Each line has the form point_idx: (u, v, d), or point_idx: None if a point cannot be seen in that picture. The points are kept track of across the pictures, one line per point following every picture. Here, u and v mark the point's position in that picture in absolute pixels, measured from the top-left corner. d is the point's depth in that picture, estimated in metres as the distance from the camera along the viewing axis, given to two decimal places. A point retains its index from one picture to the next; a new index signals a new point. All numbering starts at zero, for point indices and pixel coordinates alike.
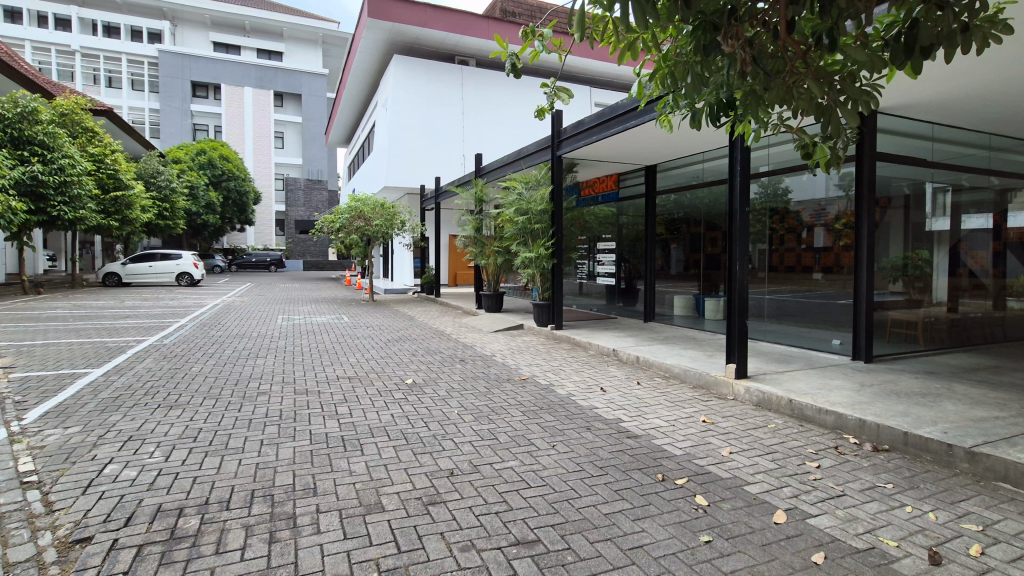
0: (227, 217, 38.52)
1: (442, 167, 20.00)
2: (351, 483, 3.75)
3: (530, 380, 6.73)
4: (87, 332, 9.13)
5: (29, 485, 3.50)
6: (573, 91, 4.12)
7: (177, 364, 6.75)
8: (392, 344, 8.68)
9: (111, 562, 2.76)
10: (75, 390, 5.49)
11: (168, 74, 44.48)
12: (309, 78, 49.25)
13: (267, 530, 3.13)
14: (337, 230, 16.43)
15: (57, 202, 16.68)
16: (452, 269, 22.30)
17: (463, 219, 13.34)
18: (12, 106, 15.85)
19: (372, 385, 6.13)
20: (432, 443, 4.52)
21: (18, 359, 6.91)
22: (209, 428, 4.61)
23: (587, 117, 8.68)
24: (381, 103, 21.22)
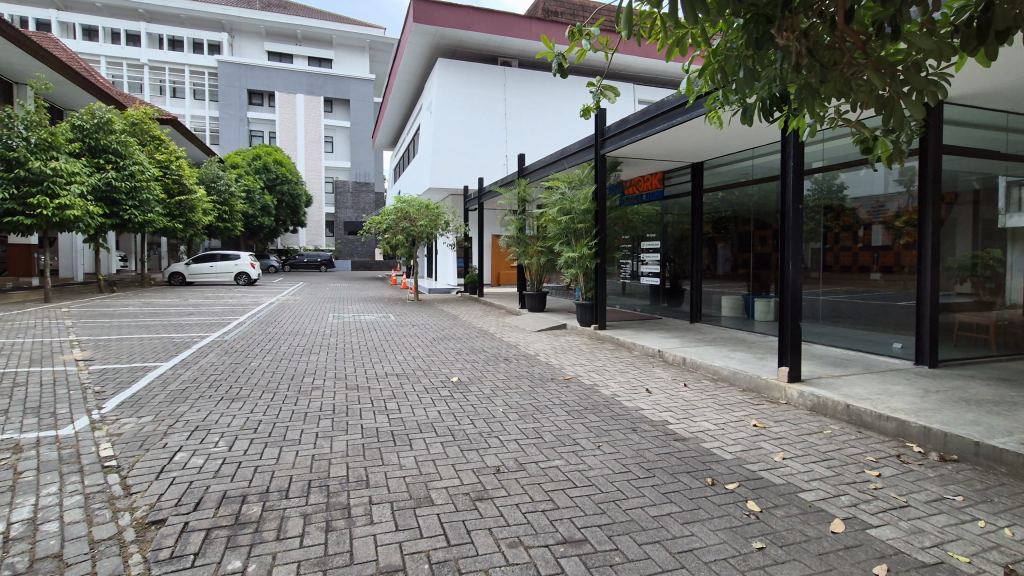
0: (281, 219, 40.13)
1: (485, 168, 20.17)
2: (401, 477, 3.85)
3: (574, 380, 6.72)
4: (156, 328, 9.74)
5: (109, 469, 3.78)
6: (620, 89, 4.08)
7: (238, 359, 7.11)
8: (437, 342, 8.83)
9: (183, 543, 2.95)
10: (147, 382, 5.88)
11: (227, 83, 46.79)
12: (357, 83, 50.83)
13: (323, 519, 3.26)
14: (384, 231, 16.85)
15: (128, 206, 17.84)
16: (494, 269, 22.46)
17: (507, 219, 13.38)
18: (90, 117, 17.08)
19: (419, 382, 6.27)
20: (478, 440, 4.60)
21: (97, 352, 7.44)
22: (268, 420, 4.83)
23: (632, 116, 8.58)
24: (425, 106, 21.64)
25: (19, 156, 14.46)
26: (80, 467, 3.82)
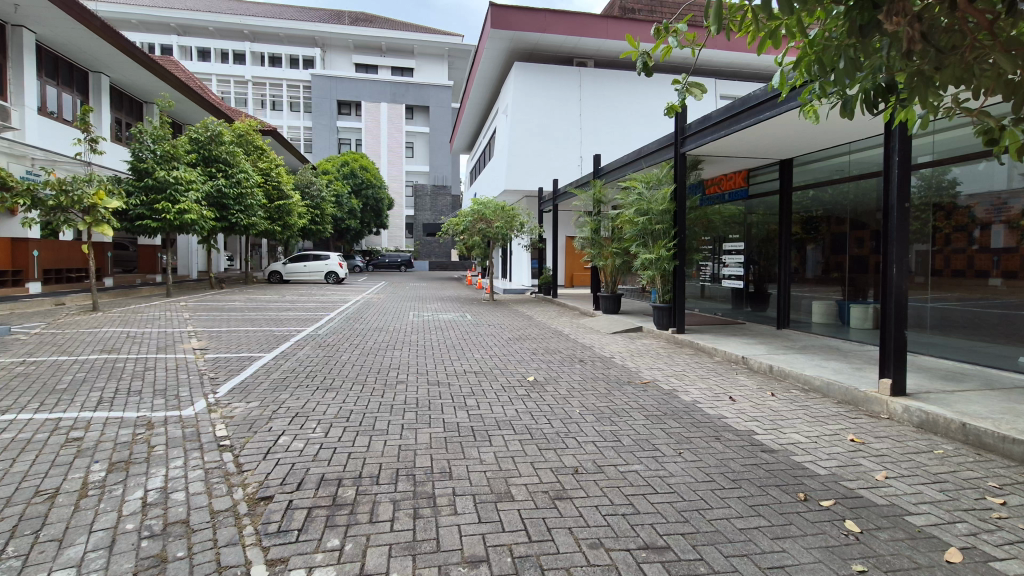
0: (366, 222, 42.26)
1: (559, 169, 20.15)
2: (482, 471, 3.97)
3: (652, 385, 6.57)
4: (262, 322, 10.66)
5: (224, 448, 4.19)
6: (707, 86, 3.95)
7: (329, 352, 7.61)
8: (513, 342, 8.95)
9: (288, 519, 3.22)
10: (252, 370, 6.45)
11: (320, 95, 50.03)
12: (437, 90, 52.69)
13: (411, 507, 3.43)
14: (461, 232, 17.33)
15: (235, 211, 19.57)
16: (568, 270, 22.41)
17: (581, 221, 13.29)
18: (204, 130, 18.88)
19: (496, 380, 6.41)
20: (556, 440, 4.62)
21: (210, 342, 8.24)
22: (358, 410, 5.15)
23: (715, 112, 8.27)
24: (501, 110, 22.00)
25: (148, 166, 16.40)
26: (200, 445, 4.26)
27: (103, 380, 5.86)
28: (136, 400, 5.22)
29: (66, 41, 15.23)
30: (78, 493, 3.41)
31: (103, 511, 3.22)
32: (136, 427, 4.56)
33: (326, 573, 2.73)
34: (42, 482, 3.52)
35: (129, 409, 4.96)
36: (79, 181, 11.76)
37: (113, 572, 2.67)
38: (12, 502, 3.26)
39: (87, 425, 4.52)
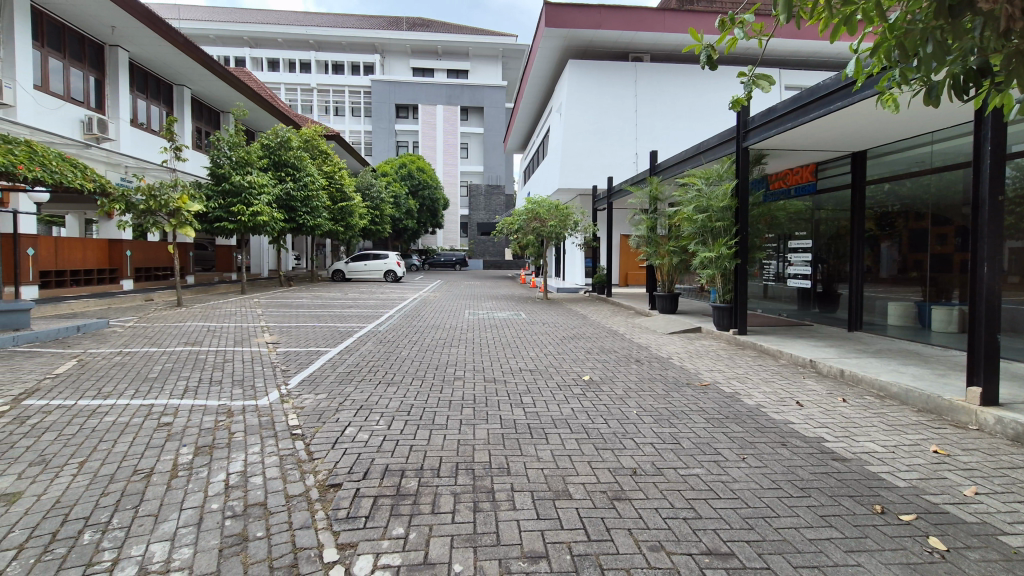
0: (422, 222, 43.31)
1: (613, 167, 19.89)
2: (539, 468, 4.00)
3: (712, 387, 6.37)
4: (327, 319, 11.17)
5: (296, 436, 4.44)
6: (775, 78, 3.79)
7: (390, 348, 7.88)
8: (567, 341, 8.93)
9: (356, 506, 3.38)
10: (321, 364, 6.81)
11: (380, 100, 51.68)
12: (491, 91, 53.30)
13: (471, 500, 3.50)
14: (515, 231, 17.40)
15: (302, 212, 20.57)
16: (623, 269, 22.06)
17: (637, 219, 13.05)
18: (274, 137, 20.04)
19: (552, 379, 6.42)
20: (613, 440, 4.58)
21: (281, 337, 8.73)
22: (418, 405, 5.31)
23: (779, 103, 7.91)
24: (555, 109, 21.96)
25: (226, 171, 17.57)
26: (275, 433, 4.53)
27: (188, 370, 6.35)
28: (217, 389, 5.62)
29: (154, 57, 16.49)
30: (169, 474, 3.71)
31: (192, 491, 3.49)
32: (218, 414, 4.91)
33: (393, 559, 2.84)
34: (139, 461, 3.86)
35: (210, 398, 5.33)
36: (166, 186, 12.73)
37: (202, 547, 2.90)
38: (115, 479, 3.59)
39: (176, 411, 4.90)
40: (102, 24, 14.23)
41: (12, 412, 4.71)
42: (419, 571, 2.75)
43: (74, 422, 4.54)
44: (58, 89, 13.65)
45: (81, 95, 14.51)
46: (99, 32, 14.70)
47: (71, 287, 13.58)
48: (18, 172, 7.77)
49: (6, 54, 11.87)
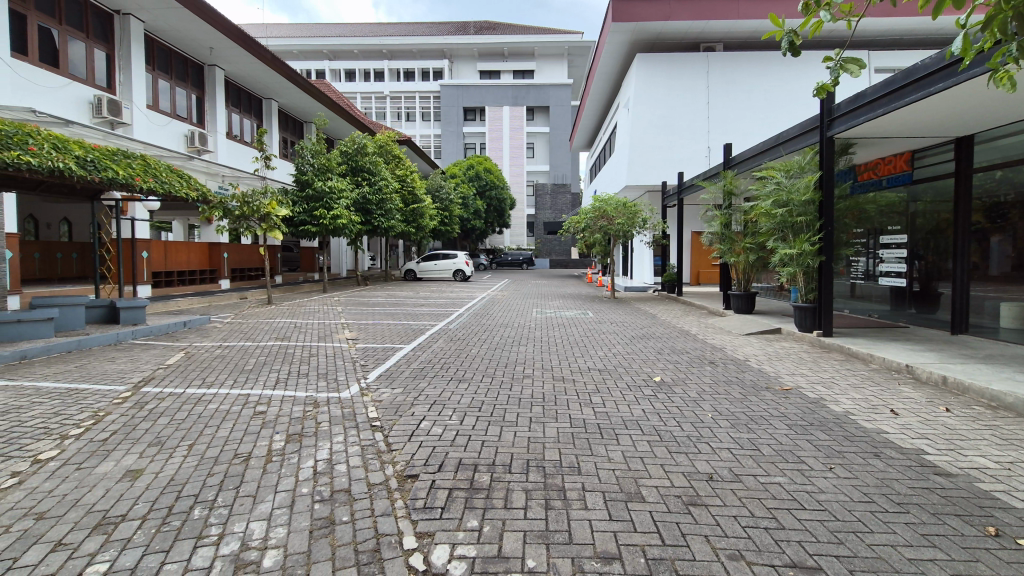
0: (490, 222, 44.01)
1: (683, 162, 19.24)
2: (611, 469, 3.96)
3: (794, 392, 6.01)
4: (402, 317, 11.64)
5: (376, 428, 4.67)
6: (866, 61, 3.54)
7: (459, 346, 8.07)
8: (636, 341, 8.76)
9: (432, 496, 3.51)
10: (396, 360, 7.10)
11: (448, 104, 53.03)
12: (557, 89, 53.19)
13: (543, 497, 3.54)
14: (582, 230, 17.22)
15: (377, 214, 21.49)
16: (694, 266, 21.30)
17: (710, 215, 12.56)
18: (351, 144, 21.04)
19: (622, 379, 6.33)
20: (687, 444, 4.45)
21: (359, 334, 9.20)
22: (489, 401, 5.42)
23: (869, 88, 7.33)
24: (622, 105, 21.57)
25: (309, 178, 18.72)
26: (356, 424, 4.79)
27: (278, 363, 6.85)
28: (303, 381, 6.02)
29: (246, 74, 17.88)
30: (265, 458, 4.02)
31: (284, 475, 3.77)
32: (305, 404, 5.27)
33: (468, 550, 2.93)
34: (238, 446, 4.21)
35: (298, 389, 5.73)
36: (257, 193, 13.81)
37: (294, 528, 3.13)
38: (219, 462, 3.94)
39: (269, 401, 5.31)
40: (201, 47, 15.62)
41: (133, 398, 5.31)
42: (494, 563, 2.82)
43: (184, 408, 5.03)
44: (166, 108, 15.12)
45: (185, 112, 16.00)
46: (200, 54, 16.15)
47: (178, 287, 15.07)
48: (135, 184, 8.76)
49: (125, 79, 13.30)
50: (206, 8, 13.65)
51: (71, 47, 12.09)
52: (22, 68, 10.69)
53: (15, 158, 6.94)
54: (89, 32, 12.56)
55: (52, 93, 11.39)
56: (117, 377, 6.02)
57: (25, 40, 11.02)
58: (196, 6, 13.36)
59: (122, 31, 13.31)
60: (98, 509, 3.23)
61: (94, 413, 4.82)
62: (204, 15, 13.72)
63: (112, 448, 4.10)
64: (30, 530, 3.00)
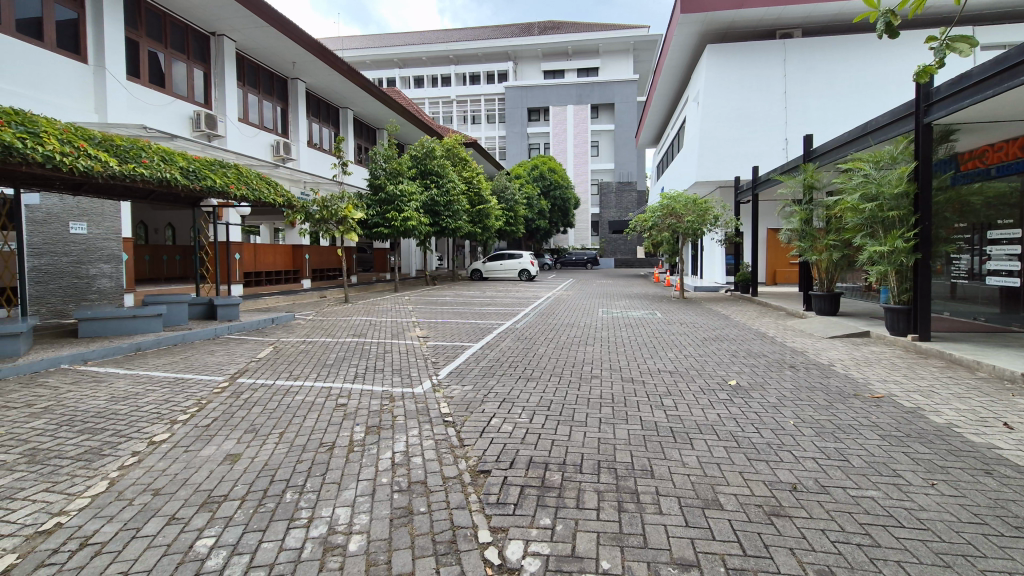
0: (554, 221, 44.02)
1: (758, 156, 18.35)
2: (686, 474, 3.85)
3: (887, 401, 5.56)
4: (471, 315, 11.88)
5: (449, 423, 4.81)
6: (977, 38, 3.24)
7: (527, 345, 8.14)
8: (709, 343, 8.46)
9: (505, 493, 3.57)
10: (466, 358, 7.26)
11: (513, 105, 53.46)
12: (622, 86, 52.25)
13: (615, 499, 3.50)
14: (648, 228, 16.79)
15: (445, 216, 22.04)
16: (770, 265, 20.24)
17: (788, 211, 11.89)
18: (421, 148, 21.73)
19: (694, 381, 6.14)
20: (768, 452, 4.24)
21: (430, 332, 9.48)
22: (559, 401, 5.42)
23: (974, 69, 6.67)
24: (691, 99, 20.87)
25: (381, 182, 19.51)
26: (430, 418, 4.95)
27: (356, 359, 7.20)
28: (380, 377, 6.30)
29: (324, 85, 18.91)
30: (347, 448, 4.25)
31: (365, 464, 3.97)
32: (382, 398, 5.51)
33: (542, 548, 2.96)
34: (323, 436, 4.47)
35: (375, 384, 5.99)
36: (335, 198, 14.53)
37: (376, 515, 3.29)
38: (306, 450, 4.20)
39: (350, 394, 5.60)
40: (285, 62, 16.70)
41: (230, 387, 5.79)
42: (568, 563, 2.83)
43: (273, 399, 5.41)
44: (255, 120, 16.29)
45: (271, 123, 17.14)
46: (284, 69, 17.28)
47: (266, 286, 16.21)
48: (230, 191, 9.53)
49: (220, 95, 14.47)
50: (289, 25, 14.56)
51: (174, 68, 13.30)
52: (135, 89, 11.87)
53: (132, 170, 7.71)
54: (189, 53, 13.76)
55: (159, 111, 12.57)
56: (216, 368, 6.56)
57: (137, 64, 12.22)
58: (281, 25, 14.31)
59: (217, 52, 14.48)
60: (203, 489, 3.54)
61: (197, 401, 5.29)
62: (288, 32, 14.64)
63: (213, 433, 4.48)
64: (149, 504, 3.34)
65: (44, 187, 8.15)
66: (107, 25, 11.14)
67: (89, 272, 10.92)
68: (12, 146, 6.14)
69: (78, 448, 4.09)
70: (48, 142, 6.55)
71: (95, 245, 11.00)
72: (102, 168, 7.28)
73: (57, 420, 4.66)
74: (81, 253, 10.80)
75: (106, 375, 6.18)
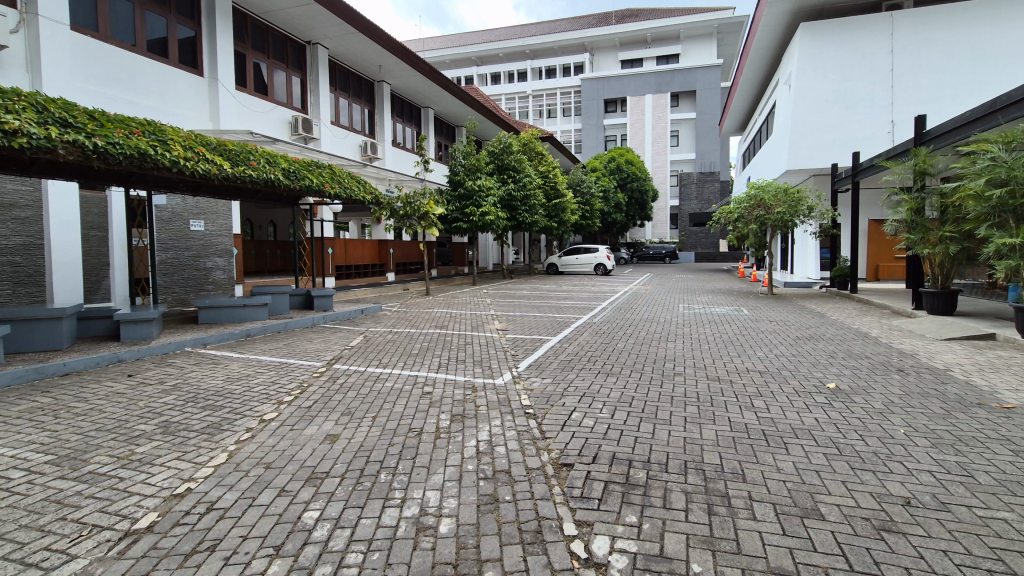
0: (631, 215, 43.08)
1: (858, 141, 16.94)
2: (781, 480, 3.65)
3: (1020, 412, 4.93)
4: (549, 309, 11.92)
5: (530, 416, 4.87)
6: None
7: (606, 339, 8.04)
8: (803, 342, 7.94)
9: (589, 487, 3.56)
10: (545, 351, 7.31)
11: (589, 98, 52.82)
12: (704, 72, 49.95)
13: (704, 501, 3.39)
14: (734, 221, 15.95)
15: (522, 210, 22.19)
16: (872, 260, 18.61)
17: (895, 200, 10.87)
18: (498, 144, 22.02)
19: (788, 383, 5.79)
20: (875, 461, 3.91)
21: (508, 325, 9.62)
22: (640, 397, 5.32)
23: None
24: (782, 82, 19.55)
25: (460, 178, 20.00)
26: (511, 410, 5.03)
27: (440, 350, 7.46)
28: (462, 367, 6.48)
29: (407, 86, 19.62)
30: (434, 435, 4.42)
31: (452, 451, 4.12)
32: (465, 388, 5.67)
33: (629, 545, 2.93)
34: (411, 422, 4.68)
35: (458, 374, 6.18)
36: (417, 194, 15.11)
37: (464, 501, 3.40)
38: (397, 434, 4.41)
39: (435, 383, 5.82)
40: (372, 66, 17.50)
41: (328, 372, 6.22)
42: (657, 562, 2.78)
43: (365, 385, 5.74)
44: (345, 122, 17.23)
45: (360, 125, 18.07)
46: (371, 72, 18.12)
47: (355, 279, 17.15)
48: (324, 190, 10.19)
49: (314, 100, 15.44)
50: (375, 30, 15.20)
51: (275, 77, 14.35)
52: (242, 98, 12.95)
53: (242, 172, 8.46)
54: (288, 62, 14.81)
55: (263, 117, 13.63)
56: (314, 355, 7.05)
57: (244, 74, 13.32)
58: (368, 29, 14.99)
59: (312, 59, 15.47)
60: (308, 465, 3.83)
61: (300, 384, 5.72)
62: (374, 36, 15.30)
63: (315, 414, 4.84)
64: (261, 476, 3.67)
65: (169, 189, 9.11)
66: (219, 40, 12.23)
67: (205, 265, 12.11)
68: (147, 153, 6.95)
69: (202, 422, 4.57)
70: (174, 149, 7.32)
71: (210, 241, 12.16)
72: (218, 171, 8.03)
73: (184, 397, 5.22)
74: (199, 248, 11.99)
75: (222, 357, 6.84)
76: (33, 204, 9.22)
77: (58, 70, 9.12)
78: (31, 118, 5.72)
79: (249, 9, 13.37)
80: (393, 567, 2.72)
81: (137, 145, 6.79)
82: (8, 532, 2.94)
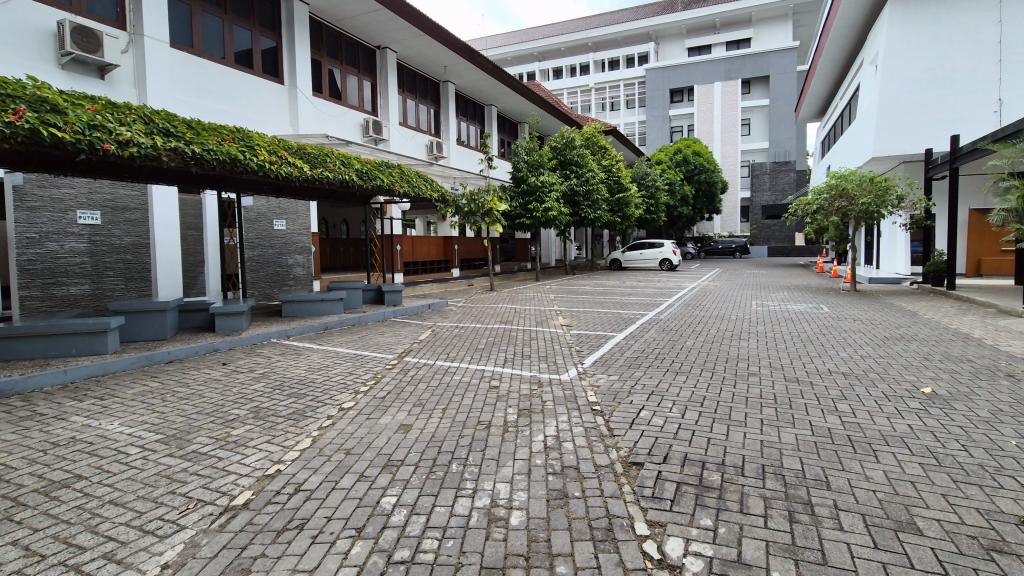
0: (697, 209, 41.46)
1: (958, 123, 15.44)
2: (870, 489, 3.42)
3: None
4: (613, 305, 11.76)
5: (597, 412, 4.84)
6: None
7: (674, 337, 7.82)
8: (893, 342, 7.38)
9: (660, 487, 3.50)
10: (611, 347, 7.22)
11: (654, 88, 51.30)
12: (778, 56, 47.27)
13: (785, 508, 3.24)
14: (812, 213, 14.96)
15: (585, 205, 21.96)
16: (971, 253, 16.93)
17: (1002, 186, 9.84)
18: (561, 139, 21.95)
19: (876, 386, 5.40)
20: (980, 474, 3.58)
21: (573, 321, 9.58)
22: (712, 397, 5.15)
23: None
24: (867, 62, 18.14)
25: (523, 174, 20.08)
26: (578, 406, 5.02)
27: (505, 345, 7.56)
28: (528, 363, 6.54)
29: (470, 85, 19.89)
30: (502, 428, 4.49)
31: (520, 445, 4.18)
32: (532, 383, 5.72)
33: (704, 548, 2.85)
34: (480, 415, 4.79)
35: (524, 369, 6.25)
36: (481, 191, 15.32)
37: (533, 494, 3.43)
38: (466, 426, 4.53)
39: (502, 377, 5.92)
40: (437, 66, 17.88)
41: (399, 364, 6.47)
42: (735, 568, 2.69)
43: (435, 377, 5.92)
44: (412, 122, 17.72)
45: (426, 125, 18.53)
46: (436, 72, 18.53)
47: (421, 275, 17.62)
48: (394, 189, 10.56)
49: (383, 102, 15.98)
50: (441, 31, 15.52)
51: (347, 81, 14.99)
52: (318, 103, 13.63)
53: (320, 174, 8.93)
54: (359, 67, 15.43)
55: (337, 120, 14.28)
56: (386, 348, 7.35)
57: (319, 80, 14.00)
58: (434, 30, 15.34)
59: (381, 63, 16.01)
60: (385, 453, 4.01)
61: (374, 375, 6.00)
62: (439, 37, 15.64)
63: (389, 404, 5.05)
64: (343, 461, 3.88)
65: (255, 191, 9.74)
66: (298, 49, 12.91)
67: (287, 261, 12.92)
68: (237, 158, 7.48)
69: (288, 409, 4.90)
70: (260, 153, 7.83)
71: (290, 239, 12.95)
72: (299, 173, 8.52)
73: (271, 385, 5.61)
74: (280, 246, 12.80)
75: (304, 349, 7.27)
76: (141, 207, 10.20)
77: (160, 85, 9.99)
78: (140, 129, 6.31)
79: (324, 18, 14.03)
80: (468, 555, 2.79)
81: (229, 151, 7.33)
82: (128, 501, 3.28)
